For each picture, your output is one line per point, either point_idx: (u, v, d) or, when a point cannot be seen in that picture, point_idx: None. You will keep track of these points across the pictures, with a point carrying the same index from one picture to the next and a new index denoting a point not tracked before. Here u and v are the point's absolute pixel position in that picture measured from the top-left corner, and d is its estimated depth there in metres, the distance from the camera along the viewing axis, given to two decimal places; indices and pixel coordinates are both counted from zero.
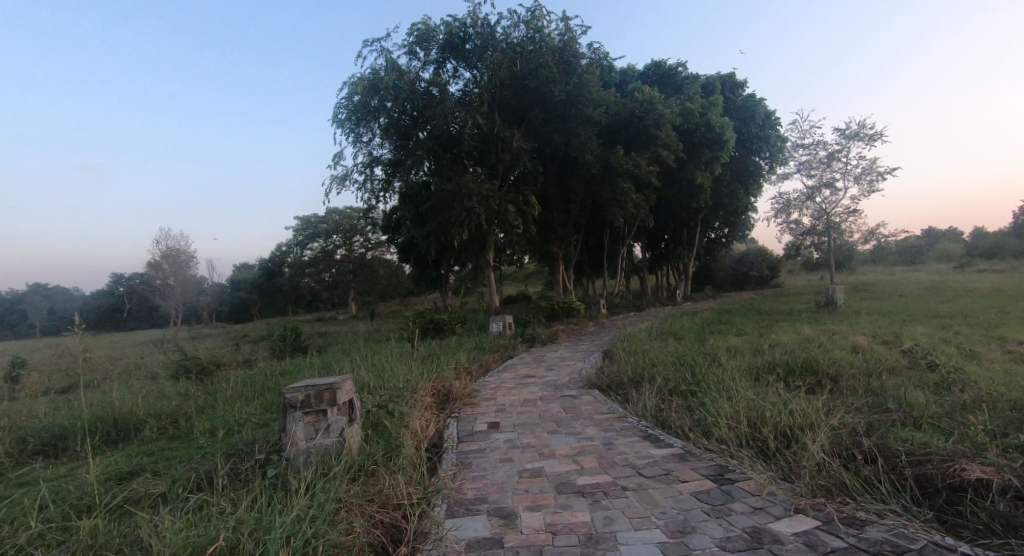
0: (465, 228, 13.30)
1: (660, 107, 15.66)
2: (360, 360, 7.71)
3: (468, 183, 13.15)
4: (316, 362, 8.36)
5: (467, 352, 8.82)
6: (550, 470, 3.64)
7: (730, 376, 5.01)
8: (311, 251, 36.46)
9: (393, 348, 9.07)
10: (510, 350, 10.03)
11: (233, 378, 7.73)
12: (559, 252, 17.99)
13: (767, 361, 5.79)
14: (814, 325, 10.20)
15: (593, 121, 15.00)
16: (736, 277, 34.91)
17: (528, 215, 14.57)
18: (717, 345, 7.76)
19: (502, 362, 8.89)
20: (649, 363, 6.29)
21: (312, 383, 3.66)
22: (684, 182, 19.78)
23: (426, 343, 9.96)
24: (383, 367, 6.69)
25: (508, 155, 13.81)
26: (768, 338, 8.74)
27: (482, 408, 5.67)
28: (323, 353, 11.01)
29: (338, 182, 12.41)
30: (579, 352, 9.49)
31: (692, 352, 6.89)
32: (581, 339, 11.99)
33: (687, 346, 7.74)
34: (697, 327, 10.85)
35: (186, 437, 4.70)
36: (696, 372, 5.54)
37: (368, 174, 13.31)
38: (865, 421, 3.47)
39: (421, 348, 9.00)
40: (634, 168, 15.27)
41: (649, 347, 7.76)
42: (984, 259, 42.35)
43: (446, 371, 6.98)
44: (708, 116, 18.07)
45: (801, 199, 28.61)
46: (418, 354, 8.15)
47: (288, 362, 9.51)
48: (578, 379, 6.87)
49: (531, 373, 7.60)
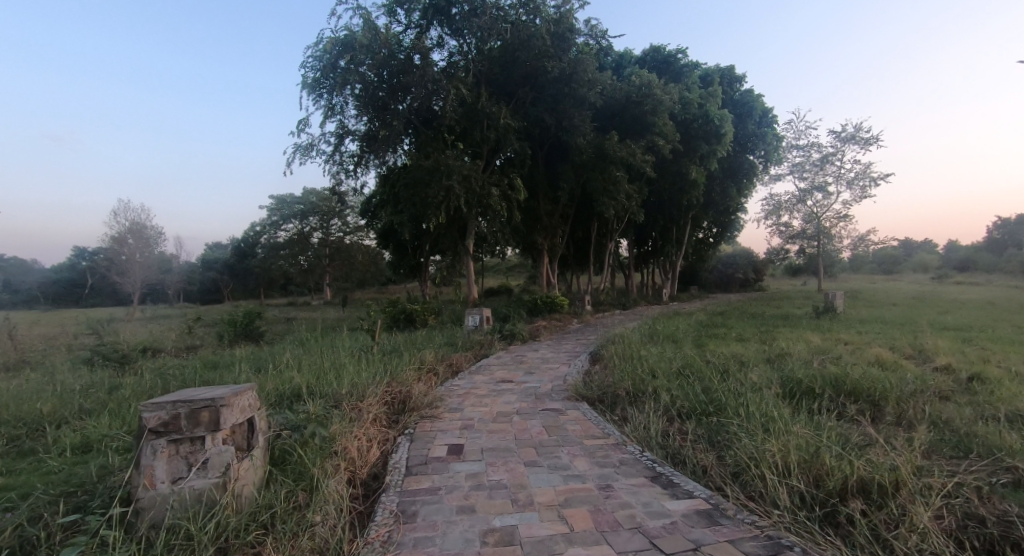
0: (442, 211, 12.09)
1: (659, 92, 14.64)
2: (307, 355, 6.54)
3: (449, 161, 11.96)
4: (257, 356, 7.15)
5: (436, 349, 7.72)
6: (526, 533, 2.54)
7: (761, 399, 3.99)
8: (286, 233, 34.92)
9: (351, 341, 7.93)
10: (486, 347, 8.93)
11: (154, 370, 6.47)
12: (545, 243, 16.84)
13: (795, 379, 4.79)
14: (821, 333, 9.34)
15: (588, 102, 13.91)
16: (722, 279, 34.34)
17: (514, 201, 13.43)
18: (724, 352, 6.78)
19: (475, 362, 7.82)
20: (652, 373, 5.25)
21: (184, 397, 2.52)
22: (677, 176, 18.85)
23: (393, 337, 8.81)
24: (329, 368, 5.52)
25: (493, 133, 12.62)
26: (774, 346, 7.84)
27: (445, 422, 4.57)
28: (276, 343, 9.78)
29: (302, 152, 11.12)
30: (562, 353, 8.44)
31: (700, 362, 5.87)
32: (564, 337, 11.01)
33: (688, 354, 6.73)
34: (692, 330, 9.91)
35: (39, 456, 3.50)
36: (713, 389, 4.49)
37: (338, 144, 12.03)
38: (965, 483, 2.50)
39: (383, 343, 7.84)
40: (628, 156, 14.24)
41: (645, 351, 6.75)
42: (960, 271, 42.70)
43: (406, 374, 5.85)
44: (706, 107, 17.15)
45: (792, 201, 28.04)
46: (378, 350, 6.98)
47: (230, 353, 8.29)
48: (563, 388, 5.79)
49: (508, 378, 6.51)
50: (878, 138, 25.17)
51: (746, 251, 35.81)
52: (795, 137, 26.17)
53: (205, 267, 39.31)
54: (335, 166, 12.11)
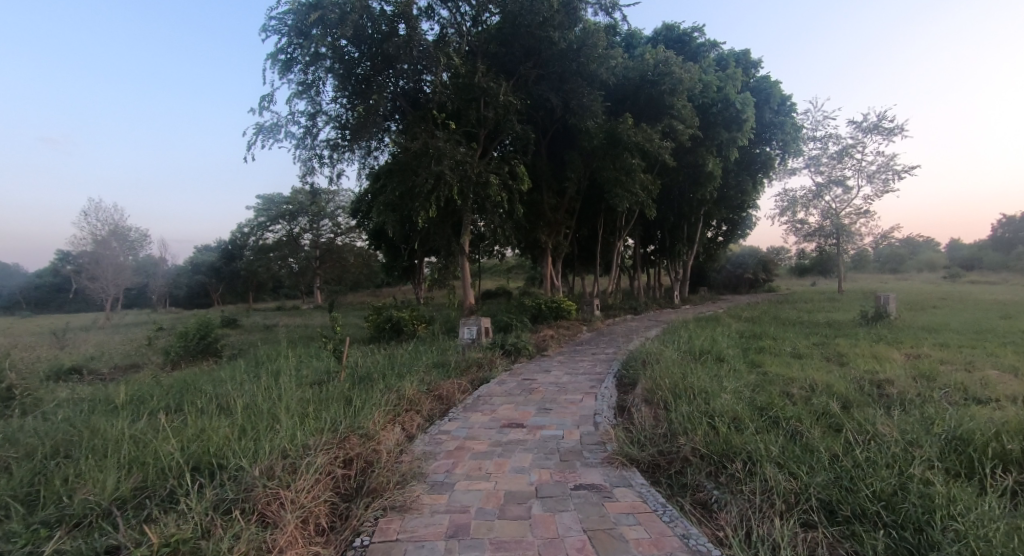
0: (433, 202, 10.30)
1: (678, 70, 12.96)
2: (245, 392, 4.78)
3: (439, 143, 10.19)
4: (189, 389, 5.41)
5: (423, 375, 6.05)
6: None
7: (982, 517, 2.25)
8: (273, 234, 32.85)
9: (316, 368, 6.18)
10: (487, 369, 7.19)
11: (31, 414, 4.71)
12: (551, 242, 15.03)
13: (970, 443, 3.07)
14: (890, 347, 7.76)
15: (598, 80, 12.25)
16: (732, 280, 32.80)
17: (516, 192, 11.68)
18: (804, 381, 5.10)
19: (473, 390, 6.16)
20: (735, 428, 3.53)
21: None
22: (693, 167, 17.17)
23: (374, 357, 7.09)
24: (258, 421, 3.79)
25: (491, 112, 10.87)
26: (852, 368, 6.19)
27: (423, 520, 2.83)
28: (236, 362, 8.09)
29: (264, 134, 9.31)
30: (582, 377, 6.72)
31: (795, 406, 4.14)
32: (578, 351, 9.36)
33: (758, 385, 5.04)
34: (733, 342, 8.27)
35: None
36: (865, 475, 2.74)
37: (310, 125, 10.19)
38: None
39: (357, 368, 6.10)
40: (645, 141, 12.55)
41: (702, 380, 5.02)
42: (970, 270, 41.66)
43: (376, 420, 4.17)
44: (726, 90, 15.63)
45: (808, 196, 26.45)
46: (346, 383, 5.23)
47: (167, 379, 6.56)
48: (597, 440, 4.10)
49: (516, 418, 4.83)
50: (901, 128, 23.70)
51: (755, 250, 34.24)
52: (812, 128, 24.69)
53: (190, 270, 37.46)
54: (309, 153, 10.28)
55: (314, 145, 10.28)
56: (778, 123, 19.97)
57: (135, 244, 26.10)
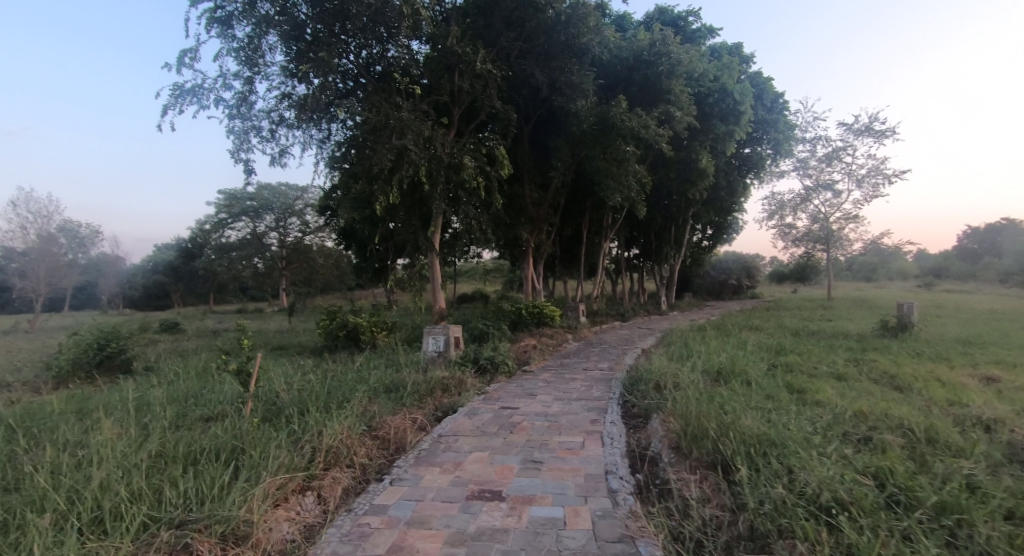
0: (394, 185, 8.69)
1: (676, 51, 11.61)
2: (75, 443, 3.09)
3: (401, 115, 8.57)
4: (12, 430, 3.65)
5: (368, 407, 4.45)
6: None
7: None
8: (235, 233, 30.57)
9: (220, 400, 4.49)
10: (454, 395, 5.55)
11: None
12: (533, 240, 13.40)
13: None
14: (944, 368, 6.46)
15: (590, 56, 10.79)
16: (716, 285, 31.85)
17: (494, 178, 10.15)
18: (892, 427, 3.66)
19: (433, 426, 4.56)
20: (875, 542, 2.04)
21: None
22: (685, 164, 15.84)
23: (308, 380, 5.41)
24: (27, 524, 2.11)
25: (465, 84, 9.28)
26: (929, 399, 4.76)
27: None
28: (142, 380, 6.34)
29: (182, 95, 7.45)
30: (578, 407, 5.15)
31: (930, 478, 2.64)
32: (567, 366, 7.89)
33: (835, 434, 3.54)
34: (756, 357, 6.87)
35: None
36: None
37: (245, 90, 8.35)
38: None
39: (277, 400, 4.44)
40: (641, 126, 11.09)
41: (758, 424, 3.50)
42: (943, 278, 41.87)
43: (260, 498, 2.55)
44: (722, 80, 14.39)
45: (797, 200, 25.52)
46: (246, 425, 3.59)
47: (21, 408, 4.80)
48: (621, 530, 2.55)
49: (493, 481, 3.24)
50: (892, 131, 22.98)
51: (739, 256, 33.38)
52: (802, 129, 23.81)
53: (146, 269, 34.91)
54: (244, 125, 8.47)
55: (250, 117, 8.48)
56: (771, 122, 18.72)
57: (81, 241, 23.78)
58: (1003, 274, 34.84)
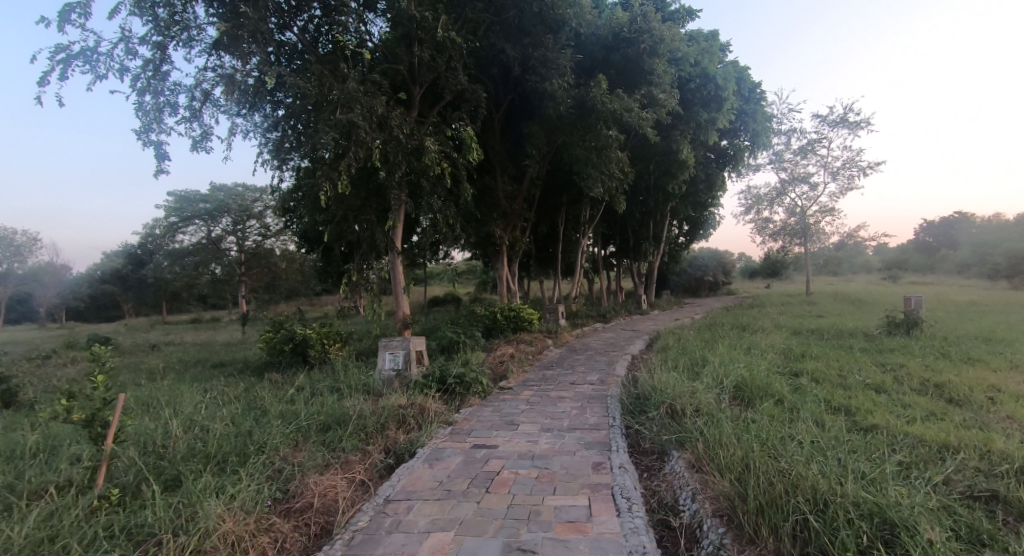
0: (342, 170, 7.36)
1: (658, 27, 10.65)
2: None
3: (348, 87, 7.26)
4: None
5: (291, 461, 3.20)
6: None
7: None
8: (187, 237, 28.35)
9: (81, 460, 3.19)
10: (413, 430, 4.31)
11: None
12: (507, 237, 12.21)
13: None
14: (990, 373, 5.56)
15: (567, 31, 9.67)
16: (693, 282, 31.29)
17: (462, 165, 8.93)
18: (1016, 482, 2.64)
19: (380, 482, 3.33)
20: None
21: None
22: (665, 154, 14.93)
23: (221, 417, 4.12)
24: None
25: (425, 54, 8.04)
26: (1014, 424, 3.76)
27: None
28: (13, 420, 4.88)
29: (67, 57, 5.92)
30: (573, 441, 3.99)
31: None
32: (552, 380, 6.73)
33: (956, 501, 2.45)
34: (771, 365, 5.85)
35: None
36: None
37: (155, 57, 6.85)
38: None
39: (165, 454, 3.19)
40: (624, 109, 10.04)
41: (848, 487, 2.40)
42: (908, 270, 42.49)
43: None
44: (703, 64, 13.50)
45: (773, 193, 25.03)
46: (72, 517, 2.30)
47: None
48: None
49: None
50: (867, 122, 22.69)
51: (714, 252, 32.91)
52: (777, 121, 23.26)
53: (91, 278, 32.31)
54: (156, 100, 6.98)
55: (163, 91, 7.01)
56: (749, 112, 17.97)
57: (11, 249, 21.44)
58: (963, 265, 35.52)
